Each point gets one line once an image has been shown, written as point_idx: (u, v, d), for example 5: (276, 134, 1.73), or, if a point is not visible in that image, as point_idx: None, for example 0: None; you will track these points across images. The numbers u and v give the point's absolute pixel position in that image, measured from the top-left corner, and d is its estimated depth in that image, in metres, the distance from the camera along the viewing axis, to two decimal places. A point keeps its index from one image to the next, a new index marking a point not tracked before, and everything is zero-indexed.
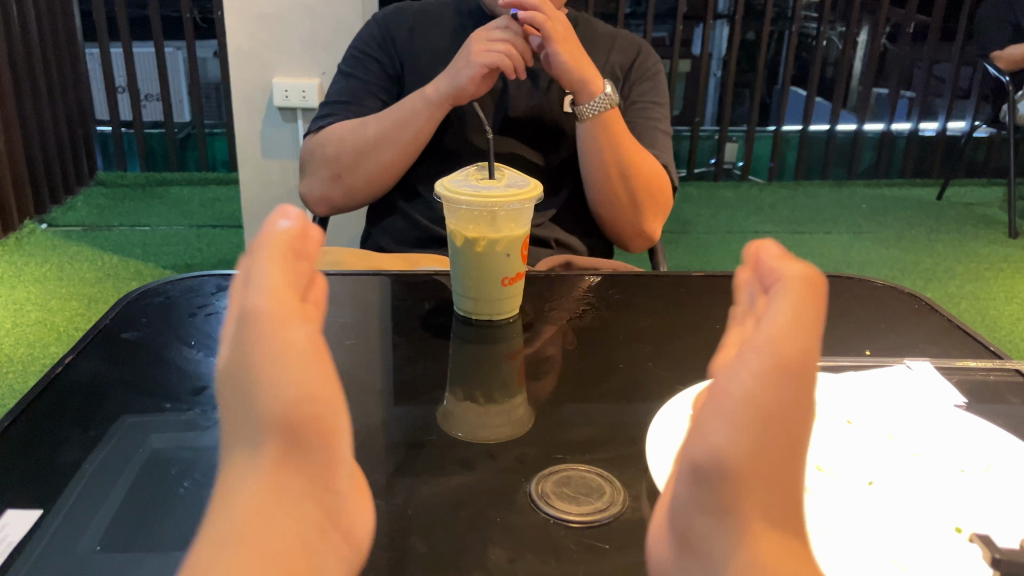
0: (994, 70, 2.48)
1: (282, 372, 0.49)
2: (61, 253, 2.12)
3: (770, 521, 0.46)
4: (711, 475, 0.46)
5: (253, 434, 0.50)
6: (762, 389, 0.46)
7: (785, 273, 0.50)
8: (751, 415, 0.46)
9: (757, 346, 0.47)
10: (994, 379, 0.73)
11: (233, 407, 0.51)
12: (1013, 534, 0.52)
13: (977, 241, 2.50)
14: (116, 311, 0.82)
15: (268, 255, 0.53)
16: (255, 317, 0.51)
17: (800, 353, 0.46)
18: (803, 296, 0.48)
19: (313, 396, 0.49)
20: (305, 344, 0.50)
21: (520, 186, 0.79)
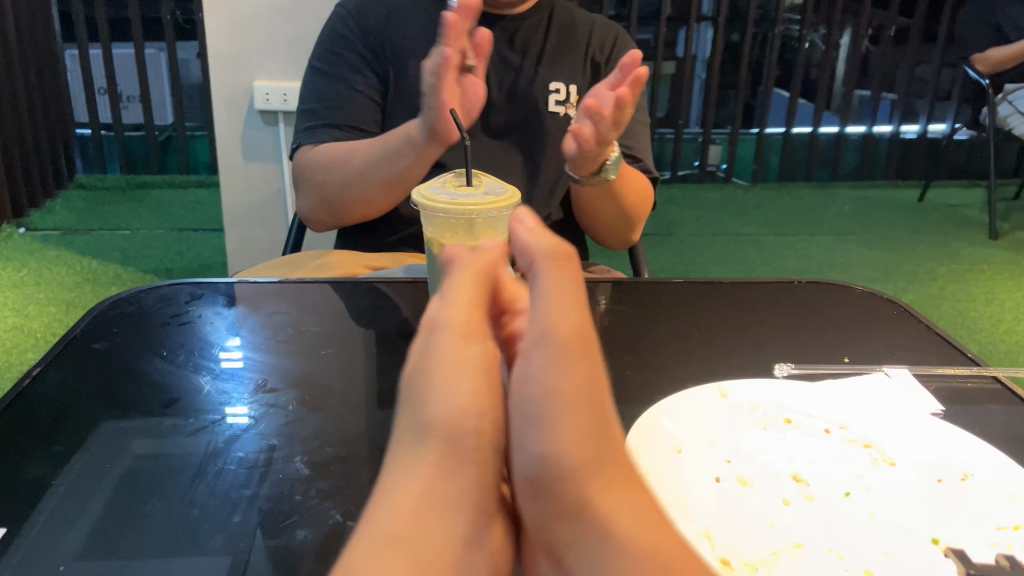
0: (973, 73, 2.50)
1: (454, 374, 0.52)
2: (39, 258, 2.10)
3: (608, 490, 0.46)
4: (541, 479, 0.45)
5: (421, 434, 0.52)
6: (554, 375, 0.47)
7: (539, 250, 0.54)
8: (569, 400, 0.46)
9: (535, 339, 0.49)
10: (971, 386, 0.73)
11: (413, 409, 0.53)
12: (989, 546, 0.52)
13: (959, 243, 2.51)
14: (86, 321, 0.80)
15: (461, 277, 0.59)
16: (444, 329, 0.56)
17: (574, 330, 0.49)
18: (559, 278, 0.52)
19: (478, 407, 0.51)
20: (481, 358, 0.54)
21: (498, 194, 0.78)
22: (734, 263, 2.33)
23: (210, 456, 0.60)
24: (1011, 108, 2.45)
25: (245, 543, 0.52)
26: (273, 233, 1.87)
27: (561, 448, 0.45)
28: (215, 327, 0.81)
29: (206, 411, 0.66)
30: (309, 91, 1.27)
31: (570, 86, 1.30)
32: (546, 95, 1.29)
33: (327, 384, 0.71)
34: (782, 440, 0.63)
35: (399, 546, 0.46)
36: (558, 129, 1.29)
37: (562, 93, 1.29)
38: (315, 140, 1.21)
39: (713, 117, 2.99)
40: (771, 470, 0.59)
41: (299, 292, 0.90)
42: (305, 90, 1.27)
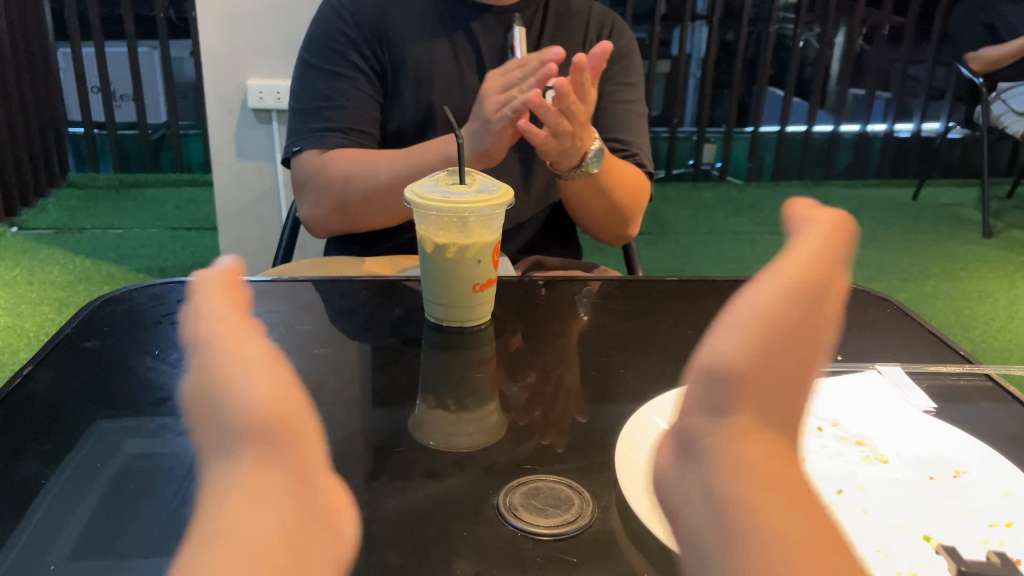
0: (967, 72, 2.51)
1: (244, 377, 0.50)
2: (32, 256, 2.09)
3: (757, 427, 0.48)
4: (714, 377, 0.49)
5: (231, 439, 0.49)
6: (772, 303, 0.50)
7: (820, 218, 0.57)
8: (760, 330, 0.49)
9: (775, 269, 0.52)
10: (964, 383, 0.73)
11: (203, 419, 0.50)
12: (980, 543, 0.52)
13: (952, 242, 2.52)
14: (77, 320, 0.80)
15: (211, 291, 0.57)
16: (203, 339, 0.52)
17: (818, 274, 0.51)
18: (838, 235, 0.55)
19: (284, 402, 0.50)
20: (263, 354, 0.52)
21: (491, 193, 0.77)
22: (729, 261, 2.33)
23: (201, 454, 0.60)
24: (1004, 108, 2.44)
25: None
26: (267, 231, 1.86)
27: (740, 367, 0.48)
28: None
29: None
30: (301, 86, 1.20)
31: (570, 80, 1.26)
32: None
33: (319, 383, 0.71)
34: None
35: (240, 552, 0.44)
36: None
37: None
38: (319, 145, 1.17)
39: (708, 116, 2.99)
40: None
41: (292, 291, 0.89)
42: (300, 87, 1.20)
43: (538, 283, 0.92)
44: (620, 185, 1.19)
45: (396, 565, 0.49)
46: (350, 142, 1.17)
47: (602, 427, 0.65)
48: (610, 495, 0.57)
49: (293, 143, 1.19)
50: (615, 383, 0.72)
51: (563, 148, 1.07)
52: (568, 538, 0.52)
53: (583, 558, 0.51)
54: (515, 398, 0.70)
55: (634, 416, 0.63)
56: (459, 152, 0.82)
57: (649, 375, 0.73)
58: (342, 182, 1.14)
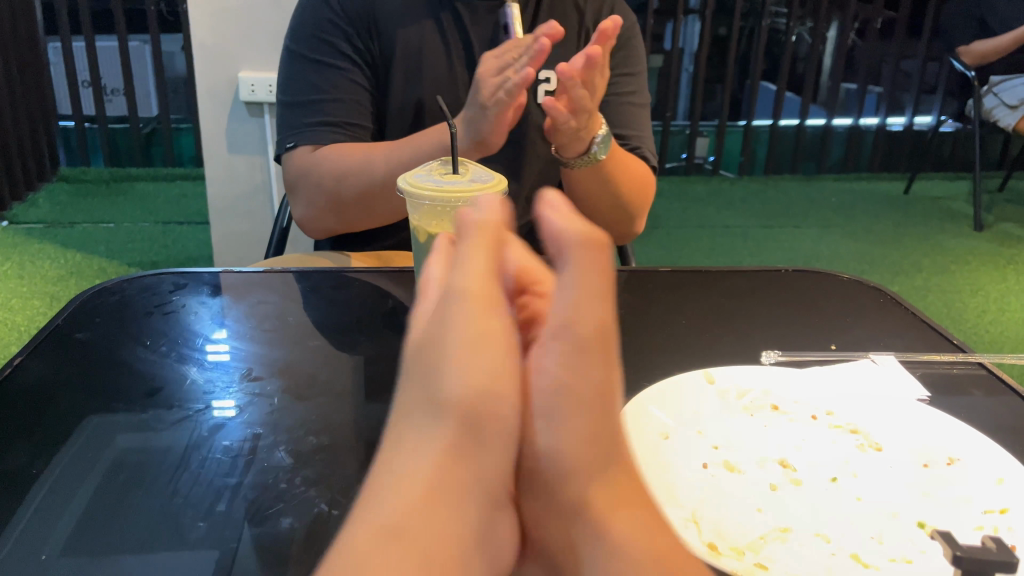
0: (959, 65, 2.52)
1: (471, 352, 0.45)
2: (22, 251, 2.08)
3: (614, 505, 0.44)
4: (552, 470, 0.45)
5: (434, 412, 0.45)
6: (571, 369, 0.45)
7: (572, 236, 0.47)
8: (569, 399, 0.45)
9: (557, 330, 0.45)
10: (958, 372, 0.73)
11: (418, 383, 0.46)
12: (975, 530, 0.52)
13: (943, 235, 2.53)
14: (69, 310, 0.80)
15: (474, 240, 0.49)
16: (456, 294, 0.47)
17: (597, 327, 0.45)
18: (588, 267, 0.46)
19: (496, 386, 0.44)
20: (504, 335, 0.46)
21: (484, 181, 0.78)
22: (721, 255, 2.34)
23: (192, 445, 0.60)
24: (995, 100, 2.48)
25: (230, 533, 0.51)
26: (258, 225, 1.85)
27: (570, 450, 0.44)
28: (199, 316, 0.80)
29: (189, 401, 0.66)
30: (290, 78, 1.18)
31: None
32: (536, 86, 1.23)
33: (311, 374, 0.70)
34: (769, 426, 0.63)
35: (407, 549, 0.40)
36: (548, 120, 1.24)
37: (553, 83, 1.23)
38: (313, 141, 1.14)
39: (700, 110, 2.99)
40: (758, 455, 0.59)
41: (284, 282, 0.89)
42: (289, 79, 1.18)
43: None
44: (625, 183, 1.17)
45: None
46: (346, 136, 1.16)
47: None
48: None
49: (285, 141, 1.17)
50: None
51: (575, 130, 1.05)
52: None
53: None
54: None
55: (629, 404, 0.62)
56: (452, 142, 0.82)
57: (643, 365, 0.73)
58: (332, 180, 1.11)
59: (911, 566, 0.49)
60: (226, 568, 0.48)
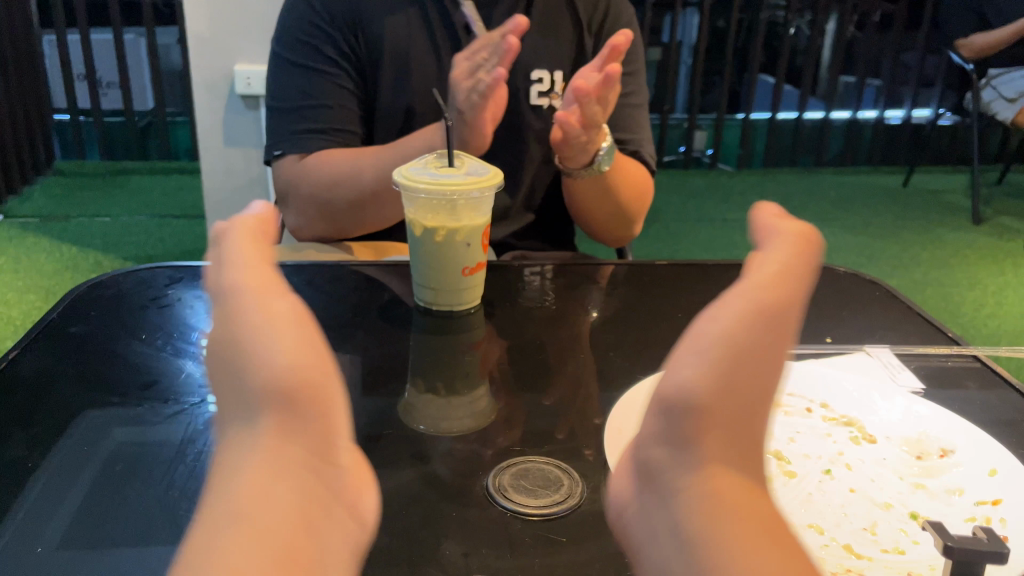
0: (958, 58, 2.50)
1: (265, 331, 0.49)
2: (18, 245, 2.07)
3: (727, 476, 0.46)
4: (325, 471, 0.47)
5: (251, 403, 0.48)
6: (315, 354, 0.49)
7: (238, 230, 0.58)
8: (323, 388, 0.49)
9: (299, 314, 0.52)
10: (952, 365, 0.73)
11: (229, 383, 0.49)
12: (967, 522, 0.52)
13: (941, 228, 2.53)
14: (63, 304, 0.79)
15: (240, 245, 0.56)
16: (236, 290, 0.52)
17: (290, 306, 0.52)
18: (245, 247, 0.56)
19: (307, 367, 0.49)
20: (295, 315, 0.51)
21: (480, 174, 0.78)
22: (719, 248, 2.34)
23: (187, 439, 0.60)
24: (994, 94, 2.46)
25: None
26: None
27: (316, 440, 0.48)
28: (193, 310, 0.80)
29: (184, 395, 0.66)
30: (278, 85, 1.18)
31: (554, 74, 1.22)
32: (528, 86, 1.22)
33: None
34: (763, 418, 0.63)
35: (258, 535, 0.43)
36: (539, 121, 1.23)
37: (546, 83, 1.22)
38: (301, 149, 1.15)
39: (698, 103, 2.99)
40: (752, 448, 0.59)
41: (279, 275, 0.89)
42: (277, 84, 1.18)
43: (528, 268, 0.92)
44: (626, 190, 1.17)
45: (383, 547, 0.49)
46: (334, 143, 1.15)
47: (592, 408, 0.65)
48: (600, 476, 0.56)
49: (274, 147, 1.17)
50: (606, 365, 0.72)
51: (585, 143, 1.06)
52: (555, 518, 0.52)
53: (573, 537, 0.51)
54: (505, 378, 0.70)
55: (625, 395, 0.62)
56: (447, 135, 0.82)
57: (638, 357, 0.73)
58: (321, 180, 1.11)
59: (903, 557, 0.49)
60: None
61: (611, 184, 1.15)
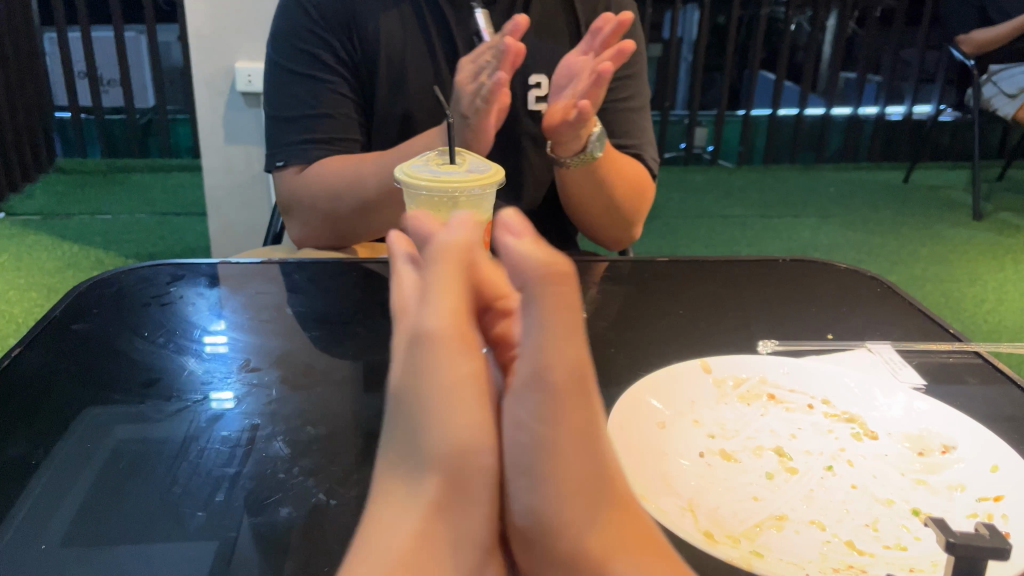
0: (958, 53, 2.50)
1: (458, 401, 0.44)
2: (19, 243, 2.07)
3: (621, 547, 0.42)
4: (539, 526, 0.42)
5: (418, 467, 0.44)
6: (548, 423, 0.43)
7: (530, 270, 0.44)
8: (537, 457, 0.42)
9: (529, 380, 0.43)
10: (954, 361, 0.73)
11: (404, 436, 0.45)
12: (969, 517, 0.52)
13: (942, 224, 2.53)
14: (65, 302, 0.80)
15: (441, 270, 0.48)
16: (427, 338, 0.45)
17: (572, 370, 0.43)
18: (557, 306, 0.43)
19: (482, 439, 0.43)
20: (480, 379, 0.45)
21: (481, 171, 0.78)
22: (720, 245, 2.34)
23: (190, 436, 0.60)
24: (995, 89, 2.44)
25: (228, 523, 0.51)
26: (256, 216, 1.85)
27: (551, 506, 0.42)
28: (196, 307, 0.80)
29: (187, 391, 0.66)
30: (276, 96, 1.17)
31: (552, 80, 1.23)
32: (527, 92, 1.22)
33: (308, 363, 0.71)
34: (765, 414, 0.64)
35: None
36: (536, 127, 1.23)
37: (543, 88, 1.22)
38: (304, 159, 1.14)
39: (699, 99, 2.98)
40: (754, 445, 0.59)
41: (281, 272, 0.89)
42: (276, 92, 1.17)
43: None
44: (618, 181, 1.15)
45: None
46: (335, 151, 1.15)
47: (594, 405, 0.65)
48: None
49: (275, 157, 1.16)
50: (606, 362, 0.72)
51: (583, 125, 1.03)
52: None
53: None
54: None
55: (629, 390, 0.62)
56: (448, 132, 0.82)
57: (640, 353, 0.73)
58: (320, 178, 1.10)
59: (904, 553, 0.49)
60: (227, 563, 0.48)
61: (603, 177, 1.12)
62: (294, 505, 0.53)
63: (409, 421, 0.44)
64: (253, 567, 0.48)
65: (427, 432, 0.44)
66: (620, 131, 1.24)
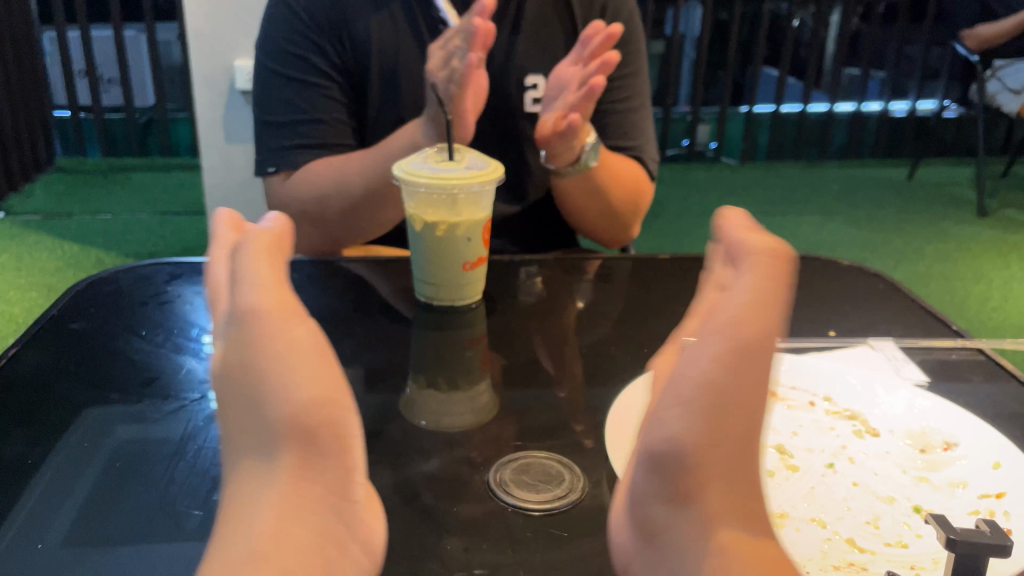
0: (963, 49, 2.47)
1: (292, 362, 0.45)
2: (20, 243, 2.08)
3: (732, 509, 0.44)
4: (670, 461, 0.44)
5: (266, 436, 0.45)
6: (722, 372, 0.44)
7: (753, 245, 0.48)
8: (704, 404, 0.43)
9: (707, 333, 0.45)
10: (956, 357, 0.73)
11: (242, 412, 0.46)
12: (970, 514, 0.52)
13: (946, 222, 2.51)
14: (63, 302, 0.79)
15: (252, 250, 0.48)
16: (251, 314, 0.46)
17: (754, 336, 0.44)
18: (764, 276, 0.46)
19: (329, 393, 0.46)
20: (314, 341, 0.47)
21: (480, 168, 0.78)
22: None
23: (188, 436, 0.60)
24: (999, 85, 2.44)
25: None
26: (257, 215, 1.85)
27: (688, 446, 0.44)
28: (194, 306, 0.80)
29: (185, 391, 0.66)
30: (268, 103, 1.17)
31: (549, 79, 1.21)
32: (522, 92, 1.21)
33: None
34: (765, 412, 0.63)
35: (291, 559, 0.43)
36: (535, 128, 1.22)
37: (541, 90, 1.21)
38: (290, 165, 1.14)
39: (701, 96, 2.97)
40: (756, 443, 0.59)
41: None
42: (267, 98, 1.17)
43: (524, 264, 0.92)
44: (615, 189, 1.16)
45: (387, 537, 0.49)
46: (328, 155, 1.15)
47: (595, 404, 0.64)
48: (601, 472, 0.56)
49: (266, 164, 1.16)
50: (608, 360, 0.71)
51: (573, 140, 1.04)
52: (559, 513, 0.52)
53: (574, 532, 0.50)
54: (505, 374, 0.70)
55: (628, 390, 0.62)
56: (447, 128, 0.81)
57: (641, 351, 0.73)
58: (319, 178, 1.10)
59: (906, 550, 0.48)
60: None
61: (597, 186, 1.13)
62: None
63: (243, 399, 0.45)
64: None
65: (271, 405, 0.45)
66: (624, 133, 1.23)
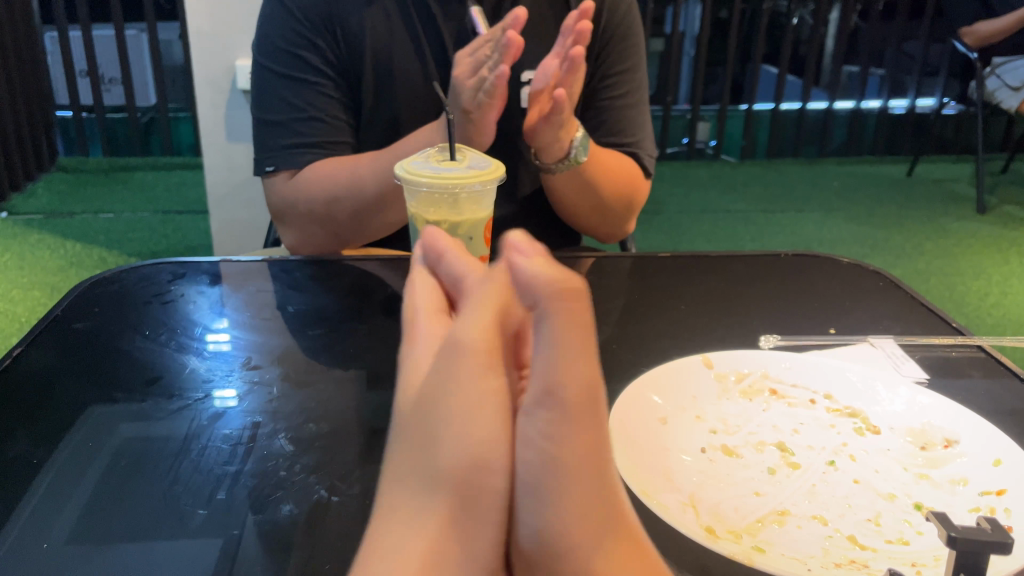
0: (962, 46, 2.47)
1: (470, 410, 0.36)
2: (22, 241, 2.08)
3: None
4: (540, 558, 0.35)
5: (428, 482, 0.36)
6: (557, 442, 0.34)
7: (543, 286, 0.33)
8: (545, 489, 0.35)
9: (538, 397, 0.35)
10: (957, 354, 0.73)
11: (412, 446, 0.37)
12: (971, 512, 0.52)
13: (945, 218, 2.52)
14: (67, 300, 0.80)
15: (477, 293, 0.37)
16: (452, 350, 0.37)
17: (584, 389, 0.34)
18: (569, 329, 0.34)
19: (499, 458, 0.36)
20: (510, 397, 0.36)
21: (482, 167, 0.78)
22: (723, 240, 2.34)
23: (192, 434, 0.60)
24: (998, 82, 2.43)
25: (230, 520, 0.51)
26: (258, 213, 1.85)
27: (559, 534, 0.35)
28: (198, 305, 0.80)
29: (188, 389, 0.66)
30: (263, 102, 1.17)
31: None
32: (519, 88, 1.21)
33: (309, 361, 0.71)
34: (767, 409, 0.64)
35: None
36: None
37: None
38: (294, 164, 1.14)
39: (701, 94, 2.97)
40: (757, 442, 0.59)
41: (282, 271, 0.89)
42: (264, 96, 1.17)
43: None
44: (609, 182, 1.16)
45: None
46: (325, 155, 1.15)
47: None
48: None
49: (265, 163, 1.16)
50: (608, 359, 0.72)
51: (558, 131, 1.03)
52: None
53: None
54: None
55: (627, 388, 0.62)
56: (448, 128, 0.82)
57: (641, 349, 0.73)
58: (320, 178, 1.10)
59: (907, 548, 0.49)
60: (231, 562, 0.48)
61: (589, 181, 1.13)
62: (297, 501, 0.53)
63: (417, 435, 0.37)
64: (256, 568, 0.48)
65: (428, 451, 0.37)
66: (621, 130, 1.24)
